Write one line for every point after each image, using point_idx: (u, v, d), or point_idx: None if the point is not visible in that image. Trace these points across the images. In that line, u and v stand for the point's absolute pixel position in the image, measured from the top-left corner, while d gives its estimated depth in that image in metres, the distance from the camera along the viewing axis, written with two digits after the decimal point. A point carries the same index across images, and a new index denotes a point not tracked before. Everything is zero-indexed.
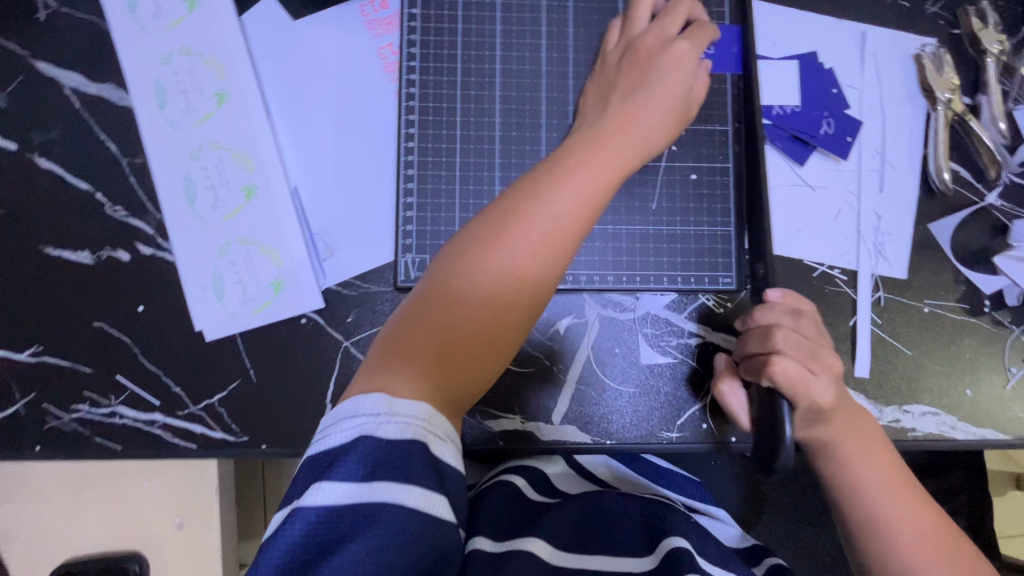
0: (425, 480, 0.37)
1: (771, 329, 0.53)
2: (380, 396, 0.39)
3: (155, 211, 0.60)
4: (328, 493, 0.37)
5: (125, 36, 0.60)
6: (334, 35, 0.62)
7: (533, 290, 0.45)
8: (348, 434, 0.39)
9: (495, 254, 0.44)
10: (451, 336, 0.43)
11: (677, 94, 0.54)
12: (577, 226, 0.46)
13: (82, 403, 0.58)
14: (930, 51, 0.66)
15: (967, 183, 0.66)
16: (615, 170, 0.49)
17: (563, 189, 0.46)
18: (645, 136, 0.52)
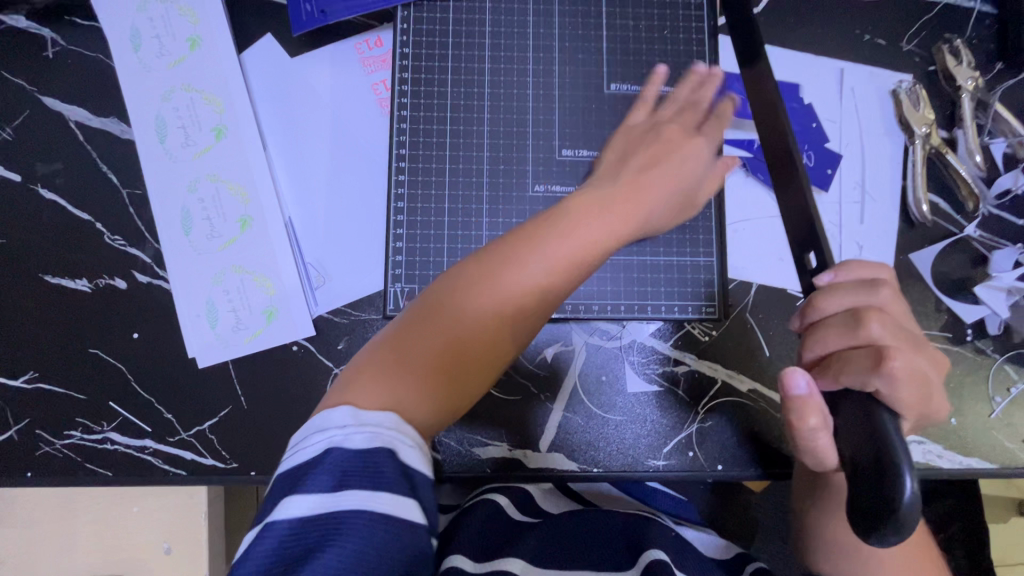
0: (395, 486, 0.37)
1: (857, 316, 0.45)
2: (349, 407, 0.40)
3: (152, 240, 0.61)
4: (296, 507, 0.36)
5: (129, 72, 0.63)
6: (329, 72, 0.64)
7: (514, 334, 0.46)
8: (317, 447, 0.38)
9: (488, 295, 0.46)
10: (430, 365, 0.44)
11: (685, 164, 0.55)
12: (565, 278, 0.47)
13: (75, 429, 0.59)
14: (906, 87, 0.69)
15: (946, 214, 0.67)
16: (616, 229, 0.49)
17: (556, 240, 0.47)
18: (658, 200, 0.52)
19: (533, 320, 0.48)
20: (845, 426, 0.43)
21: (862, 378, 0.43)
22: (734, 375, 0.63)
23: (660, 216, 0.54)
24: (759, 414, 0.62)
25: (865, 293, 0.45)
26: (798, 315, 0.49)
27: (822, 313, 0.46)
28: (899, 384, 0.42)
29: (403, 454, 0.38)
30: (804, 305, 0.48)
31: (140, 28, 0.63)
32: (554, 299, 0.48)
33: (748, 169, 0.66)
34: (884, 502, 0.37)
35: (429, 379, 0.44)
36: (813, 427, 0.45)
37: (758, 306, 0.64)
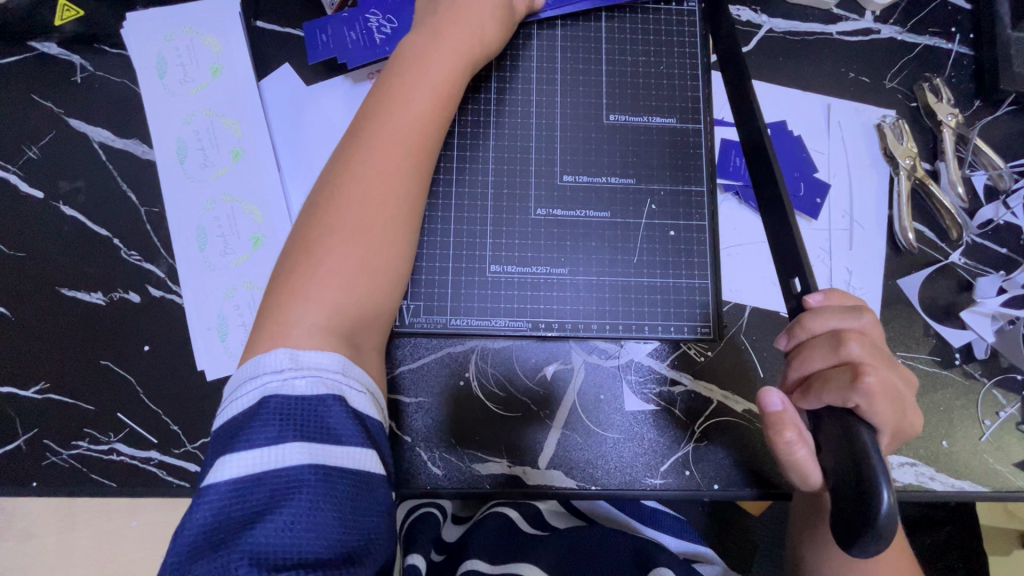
0: (338, 429, 0.43)
1: (839, 337, 0.47)
2: (284, 351, 0.46)
3: (167, 256, 0.64)
4: (239, 460, 0.41)
5: (154, 97, 0.66)
6: (344, 101, 0.68)
7: (409, 169, 0.56)
8: (254, 397, 0.44)
9: (366, 149, 0.55)
10: (344, 249, 0.51)
11: (490, 22, 0.63)
12: (431, 119, 0.58)
13: (82, 440, 0.60)
14: (890, 121, 0.72)
15: (931, 242, 0.70)
16: (460, 57, 0.61)
17: (412, 94, 0.57)
18: (480, 25, 0.62)
19: (420, 168, 0.56)
20: (828, 442, 0.45)
21: (844, 394, 0.44)
22: (730, 396, 0.64)
23: (496, 39, 0.64)
24: (755, 434, 0.63)
25: (846, 316, 0.48)
26: (784, 335, 0.50)
27: (805, 333, 0.49)
28: (878, 400, 0.44)
29: (344, 398, 0.45)
30: (791, 326, 0.50)
31: (165, 56, 0.67)
32: (434, 130, 0.58)
33: (741, 197, 0.69)
34: (861, 510, 0.40)
35: (346, 265, 0.51)
36: (794, 441, 0.47)
37: (752, 327, 0.66)
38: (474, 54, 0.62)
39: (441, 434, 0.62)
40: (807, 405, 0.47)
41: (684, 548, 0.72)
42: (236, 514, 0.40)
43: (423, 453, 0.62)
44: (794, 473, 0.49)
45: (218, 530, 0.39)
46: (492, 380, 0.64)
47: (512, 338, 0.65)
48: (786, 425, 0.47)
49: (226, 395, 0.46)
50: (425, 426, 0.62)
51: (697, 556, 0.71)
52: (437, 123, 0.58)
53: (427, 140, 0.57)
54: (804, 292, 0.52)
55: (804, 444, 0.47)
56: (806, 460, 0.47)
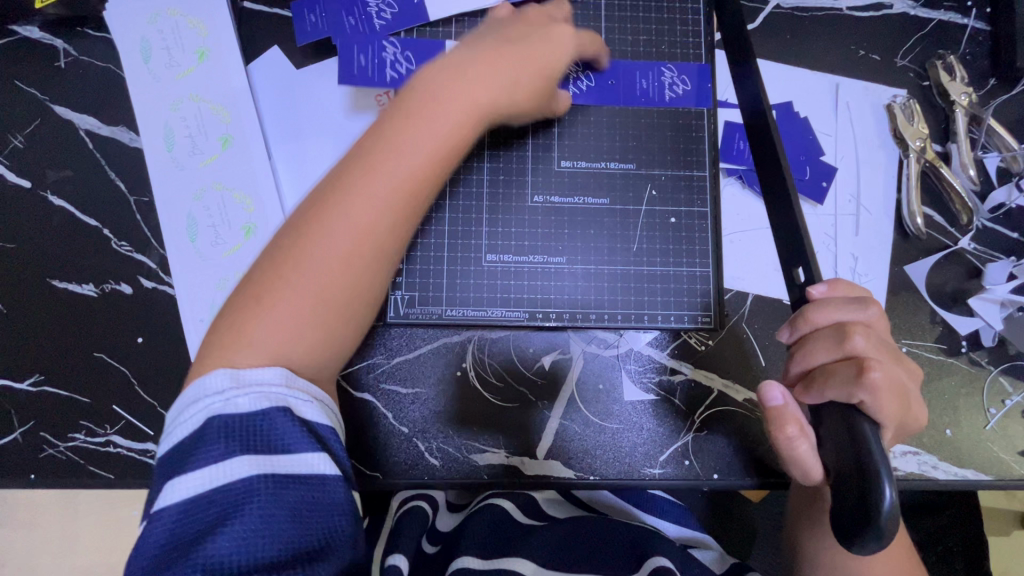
0: (287, 441, 0.42)
1: (843, 330, 0.46)
2: (226, 370, 0.43)
3: (159, 246, 0.63)
4: (185, 484, 0.40)
5: (139, 83, 0.64)
6: (335, 85, 0.66)
7: (388, 213, 0.49)
8: (193, 421, 0.42)
9: (345, 187, 0.49)
10: (297, 291, 0.47)
11: (534, 65, 0.57)
12: (427, 168, 0.50)
13: (79, 432, 0.60)
14: (900, 101, 0.70)
15: (940, 227, 0.68)
16: (476, 114, 0.53)
17: (412, 136, 0.50)
18: (510, 80, 0.55)
19: (402, 217, 0.50)
20: (829, 436, 0.45)
21: (847, 390, 0.44)
22: (731, 385, 0.63)
23: (520, 103, 0.57)
24: (756, 423, 0.63)
25: (850, 308, 0.46)
26: (787, 328, 0.49)
27: (809, 325, 0.47)
28: (882, 396, 0.43)
29: (291, 409, 0.44)
30: (793, 317, 0.48)
31: (149, 40, 0.65)
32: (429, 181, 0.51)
33: (744, 181, 0.66)
34: (863, 506, 0.39)
35: (300, 309, 0.47)
36: (796, 437, 0.47)
37: (754, 315, 0.64)
38: (491, 110, 0.55)
39: (439, 424, 0.62)
40: (808, 400, 0.47)
41: (683, 534, 0.72)
42: (189, 534, 0.39)
43: (421, 445, 0.61)
44: (794, 467, 0.48)
45: (173, 547, 0.38)
46: (490, 371, 0.63)
47: (510, 328, 0.64)
48: (788, 420, 0.47)
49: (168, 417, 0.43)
50: (422, 417, 0.62)
51: (694, 541, 0.71)
52: (433, 170, 0.51)
53: (417, 185, 0.50)
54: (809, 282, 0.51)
55: (806, 440, 0.47)
56: (807, 455, 0.47)
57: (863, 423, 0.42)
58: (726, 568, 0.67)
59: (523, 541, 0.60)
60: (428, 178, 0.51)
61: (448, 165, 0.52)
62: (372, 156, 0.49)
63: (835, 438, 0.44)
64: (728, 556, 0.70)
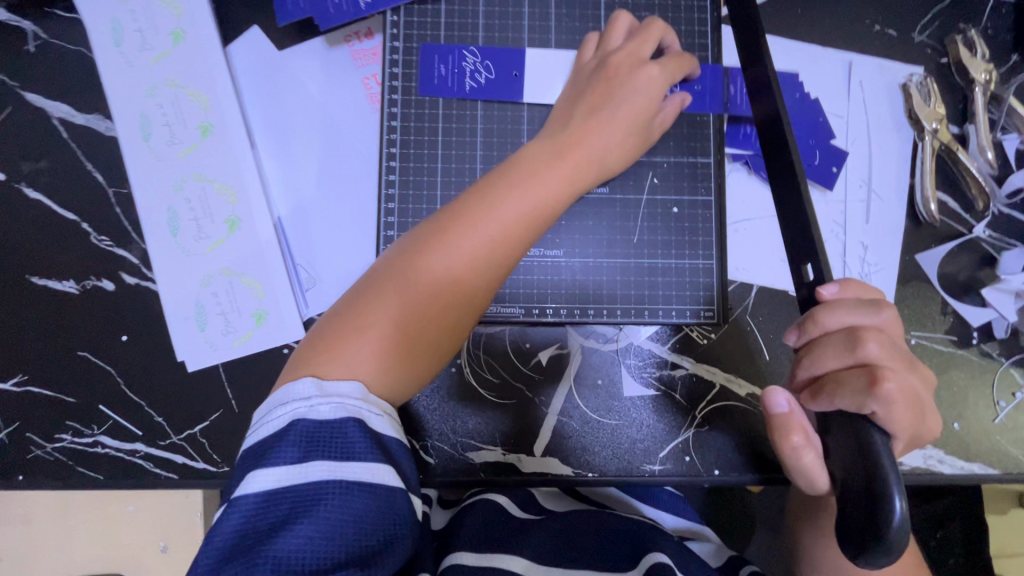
0: (364, 451, 0.40)
1: (855, 335, 0.43)
2: (312, 378, 0.43)
3: (140, 240, 0.60)
4: (264, 479, 0.39)
5: (111, 68, 0.61)
6: (319, 69, 0.62)
7: (471, 285, 0.48)
8: (281, 420, 0.41)
9: (435, 255, 0.47)
10: (384, 326, 0.46)
11: (634, 121, 0.56)
12: (524, 231, 0.49)
13: (65, 432, 0.59)
14: (917, 81, 0.66)
15: (954, 214, 0.65)
16: (576, 180, 0.52)
17: (514, 193, 0.49)
18: (609, 144, 0.54)
19: (481, 290, 0.49)
20: (835, 444, 0.43)
21: (859, 400, 0.41)
22: (733, 379, 0.62)
23: (612, 169, 0.56)
24: (758, 419, 0.61)
25: (864, 312, 0.43)
26: (794, 331, 0.46)
27: (820, 329, 0.44)
28: (895, 407, 0.41)
29: (365, 422, 0.42)
30: (802, 320, 0.45)
31: (120, 20, 0.61)
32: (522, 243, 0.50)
33: (751, 167, 0.63)
34: (870, 519, 0.38)
35: (384, 344, 0.45)
36: (801, 446, 0.45)
37: (758, 308, 0.62)
38: (588, 177, 0.53)
39: (435, 422, 0.61)
40: (816, 408, 0.44)
41: (679, 525, 0.71)
42: (260, 529, 0.38)
43: (416, 442, 0.60)
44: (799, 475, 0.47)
45: (243, 540, 0.38)
46: (486, 368, 0.61)
47: (507, 324, 0.62)
48: (792, 428, 0.45)
49: (256, 415, 0.43)
50: (418, 414, 0.61)
51: (690, 532, 0.71)
52: (517, 247, 0.49)
53: (499, 260, 0.49)
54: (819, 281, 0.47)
55: (812, 449, 0.45)
56: (813, 465, 0.45)
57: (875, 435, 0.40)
58: (722, 562, 0.66)
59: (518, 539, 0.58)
60: (511, 253, 0.49)
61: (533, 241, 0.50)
62: (473, 207, 0.49)
63: (842, 446, 0.42)
64: (725, 548, 0.69)
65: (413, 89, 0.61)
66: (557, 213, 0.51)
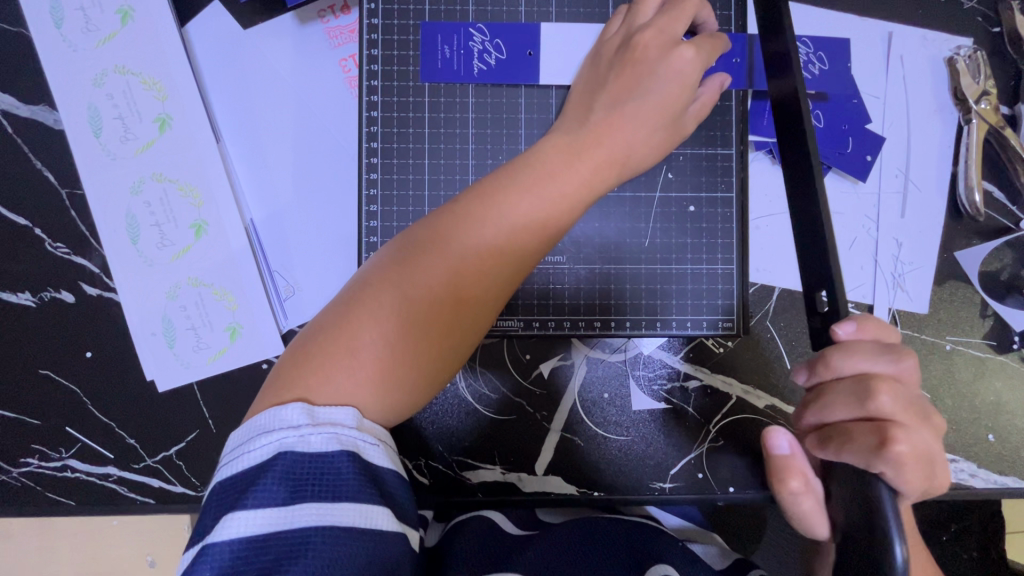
0: (359, 492, 0.35)
1: (867, 385, 0.38)
2: (301, 404, 0.37)
3: (98, 247, 0.54)
4: (242, 523, 0.33)
5: (54, 53, 0.54)
6: (288, 51, 0.55)
7: (476, 301, 0.42)
8: (262, 452, 0.35)
9: (438, 264, 0.41)
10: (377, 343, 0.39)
11: (666, 112, 0.48)
12: (538, 238, 0.43)
13: (32, 456, 0.54)
14: (965, 54, 0.58)
15: (998, 206, 0.59)
16: (597, 182, 0.46)
17: (529, 193, 0.43)
18: (635, 138, 0.47)
19: (487, 306, 0.43)
20: (838, 488, 0.39)
21: (866, 459, 0.37)
22: (751, 391, 0.57)
23: (637, 167, 0.49)
24: (777, 433, 0.56)
25: (882, 360, 0.39)
26: (803, 370, 0.42)
27: (831, 373, 0.40)
28: (908, 469, 0.36)
29: (362, 457, 0.36)
30: (812, 361, 0.41)
31: None
32: (533, 253, 0.44)
33: (776, 156, 0.57)
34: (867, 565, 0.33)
35: (378, 365, 0.39)
36: (800, 491, 0.43)
37: (780, 314, 0.57)
38: (609, 179, 0.47)
39: (432, 439, 0.56)
40: (822, 456, 0.40)
41: (685, 529, 0.70)
42: None
43: (410, 461, 0.56)
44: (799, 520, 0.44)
45: None
46: (485, 382, 0.57)
47: (505, 336, 0.56)
48: (791, 473, 0.43)
49: (231, 441, 0.37)
50: (410, 431, 0.56)
51: (689, 533, 0.69)
52: (526, 259, 0.44)
53: (507, 274, 0.43)
54: (832, 314, 0.41)
55: (811, 495, 0.42)
56: (812, 509, 0.42)
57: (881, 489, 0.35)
58: (727, 564, 0.60)
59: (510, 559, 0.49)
60: (519, 266, 0.43)
61: (545, 254, 0.45)
62: (485, 206, 0.43)
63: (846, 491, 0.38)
64: (728, 552, 0.63)
65: (410, 73, 0.54)
66: (572, 220, 0.45)
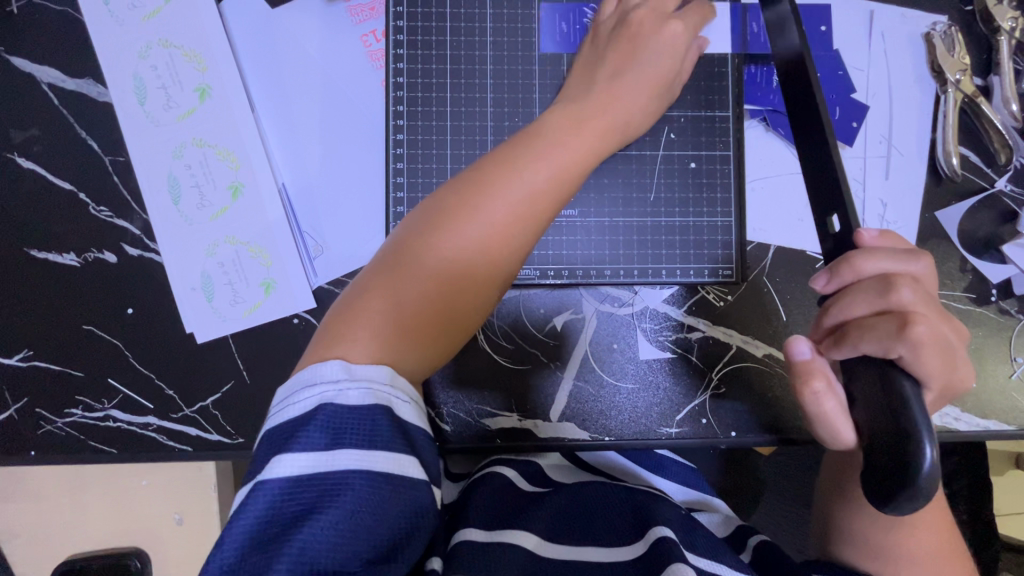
0: (394, 442, 0.38)
1: (890, 280, 0.41)
2: (338, 361, 0.40)
3: (140, 210, 0.58)
4: (290, 464, 0.37)
5: (101, 28, 0.58)
6: (318, 25, 0.59)
7: (500, 255, 0.46)
8: (306, 405, 0.39)
9: (452, 231, 0.45)
10: (397, 304, 0.43)
11: (662, 79, 0.54)
12: (548, 203, 0.47)
13: (75, 407, 0.58)
14: (941, 29, 0.64)
15: (976, 169, 0.63)
16: (593, 151, 0.50)
17: (538, 165, 0.47)
18: (623, 114, 0.52)
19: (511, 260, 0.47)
20: (861, 395, 0.42)
21: (886, 343, 0.40)
22: (750, 341, 0.61)
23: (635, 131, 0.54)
24: (774, 380, 0.61)
25: (898, 260, 0.42)
26: (824, 275, 0.44)
27: (853, 273, 0.43)
28: (930, 352, 0.40)
29: (394, 410, 0.40)
30: (834, 264, 0.44)
31: None
32: (546, 218, 0.48)
33: (769, 123, 0.61)
34: (900, 467, 0.37)
35: (403, 322, 0.43)
36: (823, 391, 0.43)
37: (776, 269, 0.61)
38: (603, 150, 0.51)
39: (453, 390, 0.60)
40: (838, 356, 0.43)
41: (688, 498, 0.67)
42: (285, 516, 0.36)
43: (432, 411, 0.60)
44: (821, 428, 0.45)
45: (266, 528, 0.36)
46: (501, 335, 0.61)
47: (521, 289, 0.61)
48: (814, 374, 0.44)
49: (279, 395, 0.41)
50: (432, 384, 0.60)
51: (697, 504, 0.66)
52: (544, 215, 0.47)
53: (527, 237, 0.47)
54: (844, 234, 0.46)
55: (834, 396, 0.43)
56: (834, 413, 0.44)
57: (902, 380, 0.39)
58: (731, 532, 0.61)
59: (524, 515, 0.54)
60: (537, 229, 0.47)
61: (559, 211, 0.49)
62: (496, 173, 0.47)
63: (868, 394, 0.41)
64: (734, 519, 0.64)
65: (433, 43, 0.59)
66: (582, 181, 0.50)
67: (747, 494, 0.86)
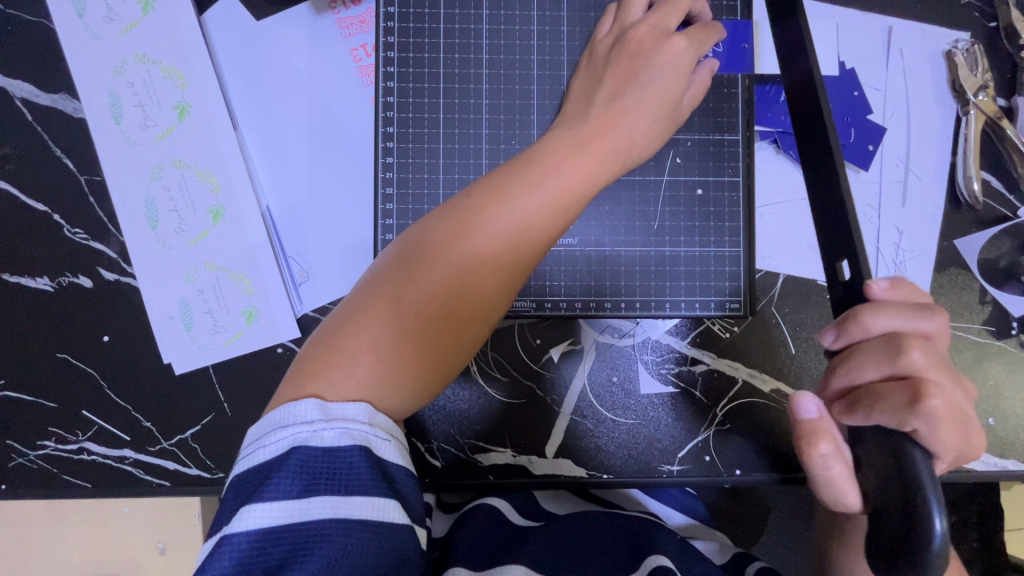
0: (373, 487, 0.35)
1: (900, 342, 0.38)
2: (314, 400, 0.37)
3: (117, 232, 0.55)
4: (259, 515, 0.33)
5: (76, 43, 0.55)
6: (305, 39, 0.56)
7: (490, 287, 0.43)
8: (277, 447, 0.35)
9: (444, 261, 0.42)
10: (380, 337, 0.40)
11: (669, 100, 0.50)
12: (546, 226, 0.44)
13: (48, 439, 0.55)
14: (963, 47, 0.60)
15: (997, 195, 0.60)
16: (594, 171, 0.46)
17: (533, 186, 0.43)
18: (632, 132, 0.48)
19: (502, 290, 0.44)
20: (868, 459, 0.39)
21: (898, 416, 0.37)
22: (757, 375, 0.58)
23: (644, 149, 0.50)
24: (782, 415, 0.57)
25: (913, 314, 0.39)
26: (832, 331, 0.41)
27: (860, 332, 0.39)
28: (943, 425, 0.36)
29: (373, 451, 0.36)
30: (841, 320, 0.40)
31: None
32: (542, 242, 0.44)
33: (780, 145, 0.59)
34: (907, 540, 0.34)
35: (387, 356, 0.40)
36: (829, 455, 0.42)
37: (785, 300, 0.58)
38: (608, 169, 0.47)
39: (443, 423, 0.57)
40: (851, 422, 0.40)
41: (687, 526, 0.64)
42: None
43: (422, 444, 0.57)
44: (827, 492, 0.44)
45: None
46: (494, 366, 0.58)
47: (517, 319, 0.58)
48: (822, 437, 0.42)
49: (247, 437, 0.37)
50: (425, 418, 0.57)
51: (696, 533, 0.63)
52: (540, 243, 0.44)
53: (522, 261, 0.44)
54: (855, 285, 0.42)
55: (841, 461, 0.42)
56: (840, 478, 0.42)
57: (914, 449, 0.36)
58: (729, 559, 0.58)
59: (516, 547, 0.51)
60: (532, 253, 0.44)
61: (555, 238, 0.45)
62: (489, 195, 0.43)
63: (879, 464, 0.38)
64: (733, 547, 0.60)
65: (426, 59, 0.55)
66: (581, 207, 0.46)
67: (751, 524, 0.83)
